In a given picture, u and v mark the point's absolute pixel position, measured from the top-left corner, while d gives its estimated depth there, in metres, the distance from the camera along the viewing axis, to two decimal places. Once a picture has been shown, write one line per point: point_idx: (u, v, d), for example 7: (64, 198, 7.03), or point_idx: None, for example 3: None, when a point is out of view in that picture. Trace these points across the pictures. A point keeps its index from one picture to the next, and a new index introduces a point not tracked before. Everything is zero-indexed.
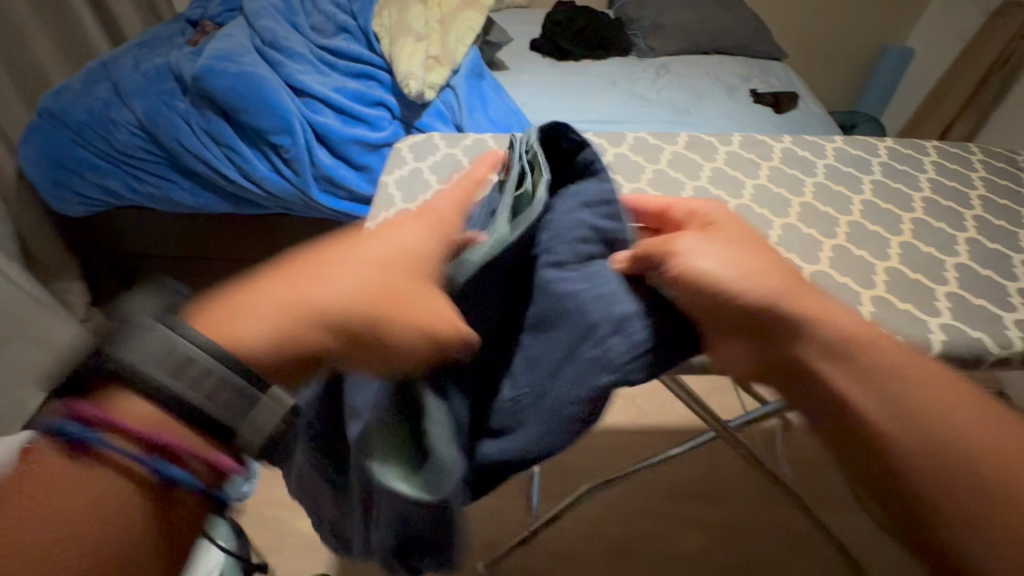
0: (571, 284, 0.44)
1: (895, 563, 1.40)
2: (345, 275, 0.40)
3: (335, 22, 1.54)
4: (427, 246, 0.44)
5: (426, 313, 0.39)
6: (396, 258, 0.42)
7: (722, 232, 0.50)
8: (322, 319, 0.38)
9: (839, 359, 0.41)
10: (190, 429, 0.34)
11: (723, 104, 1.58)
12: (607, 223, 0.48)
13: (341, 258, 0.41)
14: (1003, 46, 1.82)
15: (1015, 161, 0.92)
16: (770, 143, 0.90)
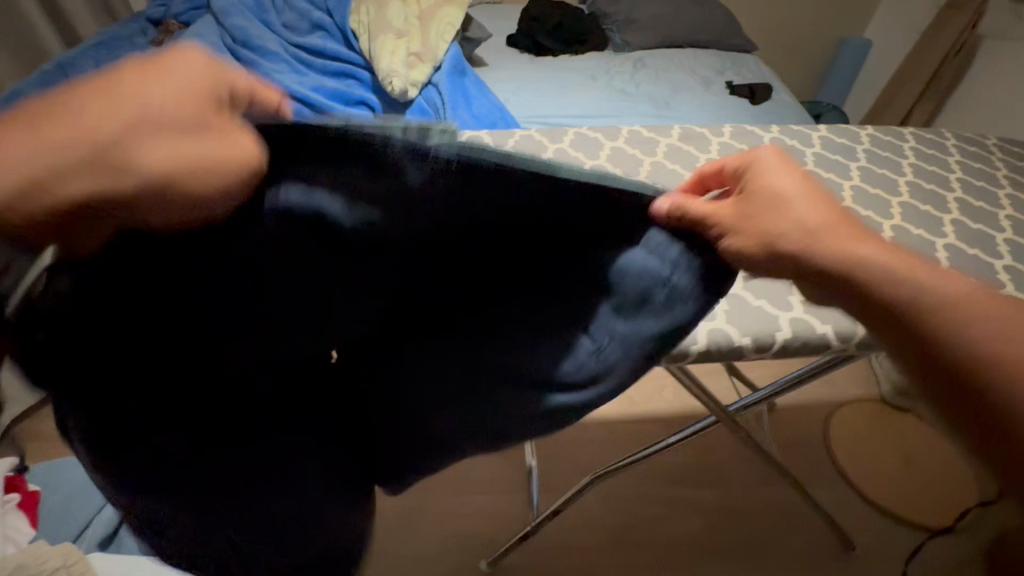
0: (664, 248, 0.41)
1: (877, 532, 1.48)
2: (93, 103, 0.27)
3: (309, 20, 1.49)
4: (202, 62, 0.31)
5: (228, 142, 0.30)
6: (161, 73, 0.29)
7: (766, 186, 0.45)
8: (77, 160, 0.27)
9: (916, 288, 0.41)
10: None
11: (701, 97, 1.61)
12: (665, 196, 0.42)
13: (81, 85, 0.28)
14: (957, 36, 1.92)
15: (985, 145, 0.97)
16: (760, 133, 0.92)
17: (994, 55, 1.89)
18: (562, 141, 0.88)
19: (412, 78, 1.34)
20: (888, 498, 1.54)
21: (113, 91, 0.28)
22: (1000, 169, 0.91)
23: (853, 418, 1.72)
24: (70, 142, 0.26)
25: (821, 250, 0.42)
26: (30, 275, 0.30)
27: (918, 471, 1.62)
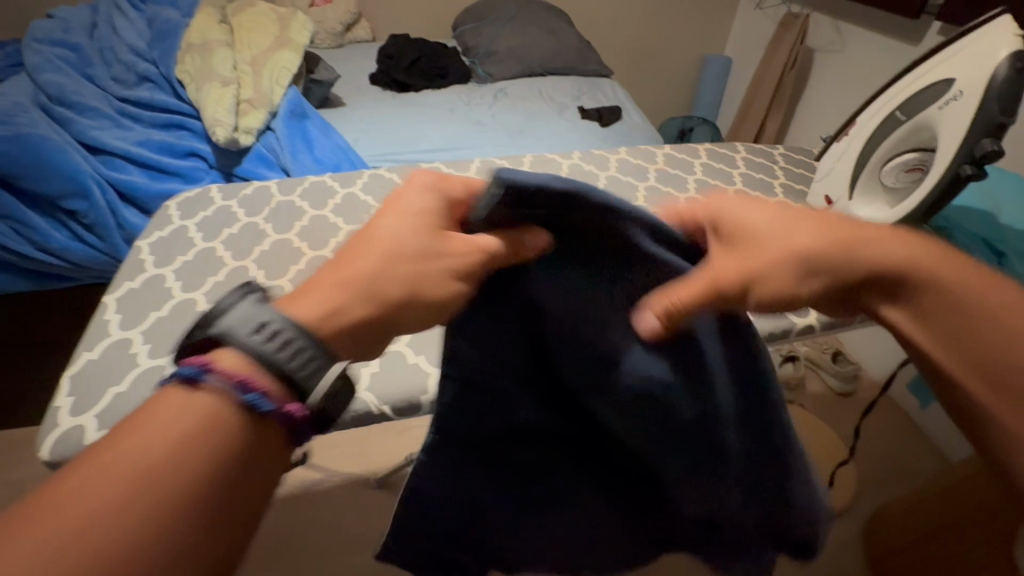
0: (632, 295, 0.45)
1: None
2: (420, 260, 0.41)
3: (136, 72, 1.42)
4: (425, 207, 0.43)
5: (461, 241, 0.42)
6: (407, 239, 0.41)
7: (755, 243, 0.45)
8: (417, 283, 0.40)
9: (898, 301, 0.45)
10: (280, 388, 0.34)
11: (554, 123, 1.66)
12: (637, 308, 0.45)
13: (372, 248, 0.41)
14: (791, 49, 2.09)
15: (772, 155, 1.03)
16: (559, 160, 0.94)
17: (825, 66, 2.06)
18: (353, 185, 0.86)
19: (244, 125, 1.31)
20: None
21: (383, 245, 0.41)
22: (779, 177, 0.96)
23: None
24: (427, 293, 0.40)
25: (842, 268, 0.45)
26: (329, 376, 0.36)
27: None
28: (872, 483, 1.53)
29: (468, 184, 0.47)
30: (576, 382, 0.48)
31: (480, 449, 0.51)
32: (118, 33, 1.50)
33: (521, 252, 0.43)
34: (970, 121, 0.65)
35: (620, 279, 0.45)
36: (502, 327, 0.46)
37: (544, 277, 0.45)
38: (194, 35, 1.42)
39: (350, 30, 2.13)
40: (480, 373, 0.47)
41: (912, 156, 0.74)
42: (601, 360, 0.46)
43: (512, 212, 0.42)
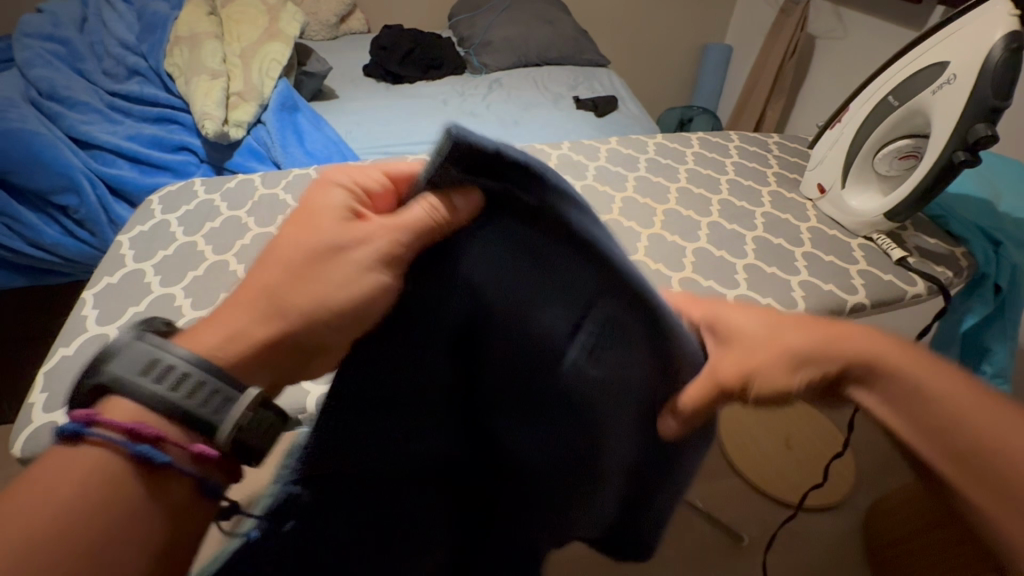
0: (567, 299, 0.40)
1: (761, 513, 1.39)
2: (333, 267, 0.40)
3: (125, 66, 1.41)
4: (332, 205, 0.42)
5: (372, 231, 0.40)
6: (315, 243, 0.40)
7: (745, 335, 0.44)
8: (328, 293, 0.39)
9: (879, 395, 0.43)
10: (178, 430, 0.37)
11: (549, 113, 1.64)
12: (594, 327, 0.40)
13: (281, 256, 0.41)
14: (791, 36, 2.05)
15: (766, 143, 1.01)
16: (547, 151, 0.92)
17: (826, 53, 2.03)
18: None
19: (233, 118, 1.29)
20: (771, 482, 1.43)
21: (292, 253, 0.41)
22: (772, 165, 0.94)
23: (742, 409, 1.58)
24: (335, 300, 0.39)
25: (829, 360, 0.43)
26: (229, 412, 0.37)
27: (799, 452, 1.50)
28: (874, 475, 1.51)
29: (387, 174, 0.45)
30: (494, 372, 0.43)
31: (379, 462, 0.45)
32: (107, 26, 1.48)
33: (448, 223, 0.37)
34: (963, 106, 0.63)
35: (569, 268, 0.38)
36: (420, 324, 0.40)
37: (478, 259, 0.39)
38: (183, 27, 1.41)
39: (345, 21, 2.10)
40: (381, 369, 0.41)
41: (906, 143, 0.72)
42: (532, 357, 0.42)
43: (461, 185, 0.37)
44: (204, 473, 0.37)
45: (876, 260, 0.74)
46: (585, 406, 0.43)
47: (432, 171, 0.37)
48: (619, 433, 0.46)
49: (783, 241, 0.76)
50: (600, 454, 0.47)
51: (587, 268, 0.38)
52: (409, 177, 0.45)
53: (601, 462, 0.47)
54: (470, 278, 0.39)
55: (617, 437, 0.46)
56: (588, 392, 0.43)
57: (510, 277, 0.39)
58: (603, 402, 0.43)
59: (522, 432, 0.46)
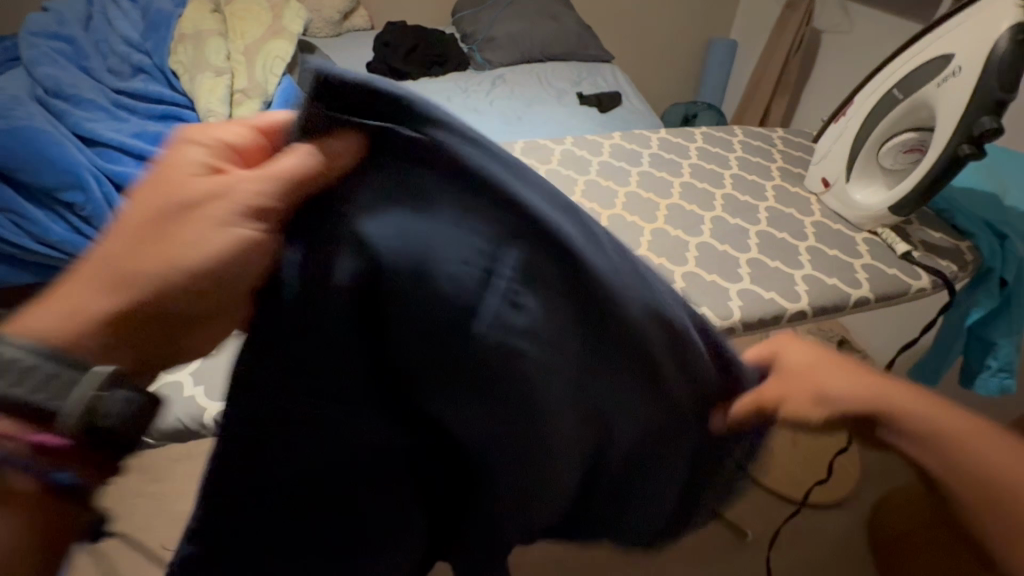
0: (473, 241, 0.37)
1: (765, 508, 1.39)
2: (199, 231, 0.37)
3: (130, 64, 1.43)
4: (187, 163, 0.38)
5: (240, 191, 0.37)
6: (168, 208, 0.37)
7: (789, 375, 0.47)
8: (190, 260, 0.36)
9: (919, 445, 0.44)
10: (21, 424, 0.33)
11: (553, 109, 1.64)
12: (511, 272, 0.37)
13: (137, 223, 0.37)
14: (797, 31, 2.04)
15: (769, 138, 1.00)
16: (550, 146, 0.92)
17: (832, 47, 2.01)
18: None
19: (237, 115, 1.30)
20: (775, 477, 1.43)
21: (144, 220, 0.37)
22: (776, 160, 0.94)
23: None
24: (199, 265, 0.36)
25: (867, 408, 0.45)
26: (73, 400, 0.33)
27: (805, 448, 1.49)
28: (880, 471, 1.51)
29: (250, 126, 0.41)
30: (410, 355, 0.38)
31: (302, 455, 0.40)
32: (111, 24, 1.49)
33: (329, 171, 0.36)
34: (967, 99, 0.63)
35: (470, 213, 0.37)
36: (318, 294, 0.36)
37: (364, 210, 0.36)
38: (187, 25, 1.42)
39: (348, 18, 2.10)
40: (296, 357, 0.38)
41: (910, 136, 0.72)
42: (447, 325, 0.37)
43: (332, 128, 0.37)
44: (59, 470, 0.33)
45: (880, 254, 0.74)
46: (520, 380, 0.38)
47: (301, 118, 0.37)
48: (568, 405, 0.41)
49: (787, 234, 0.76)
50: (555, 438, 0.41)
51: (485, 206, 0.38)
52: (280, 127, 0.41)
53: (555, 450, 0.41)
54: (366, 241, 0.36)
55: (565, 411, 0.41)
56: (521, 360, 0.38)
57: (408, 230, 0.36)
58: (539, 370, 0.38)
59: (464, 428, 0.40)
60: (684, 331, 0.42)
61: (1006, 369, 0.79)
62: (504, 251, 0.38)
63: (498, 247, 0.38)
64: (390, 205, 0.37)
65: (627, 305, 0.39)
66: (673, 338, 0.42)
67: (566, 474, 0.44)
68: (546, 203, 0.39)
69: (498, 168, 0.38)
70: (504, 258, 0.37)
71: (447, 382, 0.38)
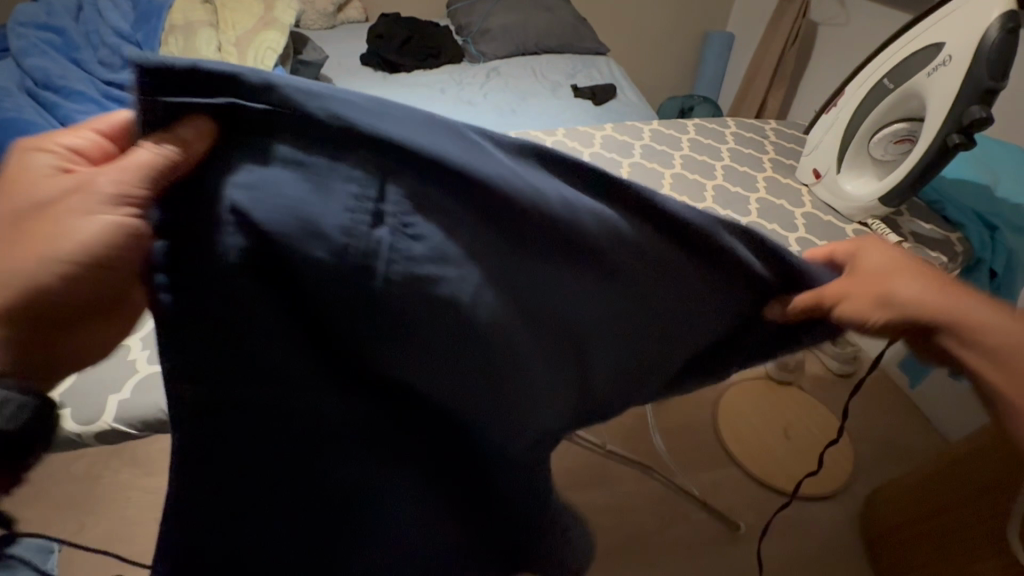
0: (350, 190, 0.35)
1: (760, 500, 1.39)
2: (64, 224, 0.39)
3: (120, 55, 1.41)
4: (43, 168, 0.42)
5: (98, 186, 0.39)
6: (34, 208, 0.40)
7: (872, 275, 0.47)
8: (58, 253, 0.39)
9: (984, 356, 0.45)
10: None
11: (548, 101, 1.63)
12: (404, 208, 0.36)
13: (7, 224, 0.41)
14: (793, 23, 2.03)
15: (762, 130, 1.00)
16: (542, 137, 0.91)
17: (829, 39, 2.01)
18: None
19: None
20: (769, 470, 1.43)
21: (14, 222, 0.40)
22: (769, 151, 0.94)
23: (741, 399, 1.58)
24: (64, 258, 0.39)
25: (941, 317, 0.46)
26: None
27: (799, 441, 1.50)
28: (875, 462, 1.51)
29: (100, 133, 0.45)
30: (332, 323, 0.37)
31: (275, 439, 0.41)
32: (101, 15, 1.48)
33: (182, 163, 0.35)
34: (957, 88, 0.63)
35: (337, 168, 0.35)
36: (215, 286, 0.35)
37: (239, 186, 0.34)
38: (177, 16, 1.41)
39: (342, 10, 2.08)
40: (227, 355, 0.37)
41: (901, 127, 0.72)
42: (356, 282, 0.36)
43: (176, 118, 0.35)
44: None
45: None
46: (445, 309, 0.38)
47: (143, 118, 0.36)
48: (521, 332, 0.41)
49: (777, 226, 0.76)
50: (512, 371, 0.42)
51: (351, 154, 0.36)
52: (124, 129, 0.46)
53: (512, 382, 0.43)
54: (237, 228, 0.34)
55: (512, 346, 0.41)
56: (440, 288, 0.37)
57: (281, 195, 0.34)
58: (463, 298, 0.38)
59: (423, 374, 0.40)
60: (600, 233, 0.40)
61: None
62: (384, 191, 0.36)
63: (381, 188, 0.36)
64: (259, 179, 0.34)
65: (524, 210, 0.38)
66: (582, 240, 0.40)
67: (538, 400, 0.45)
68: (414, 129, 0.36)
69: (349, 111, 0.35)
70: (393, 197, 0.36)
71: (375, 338, 0.38)
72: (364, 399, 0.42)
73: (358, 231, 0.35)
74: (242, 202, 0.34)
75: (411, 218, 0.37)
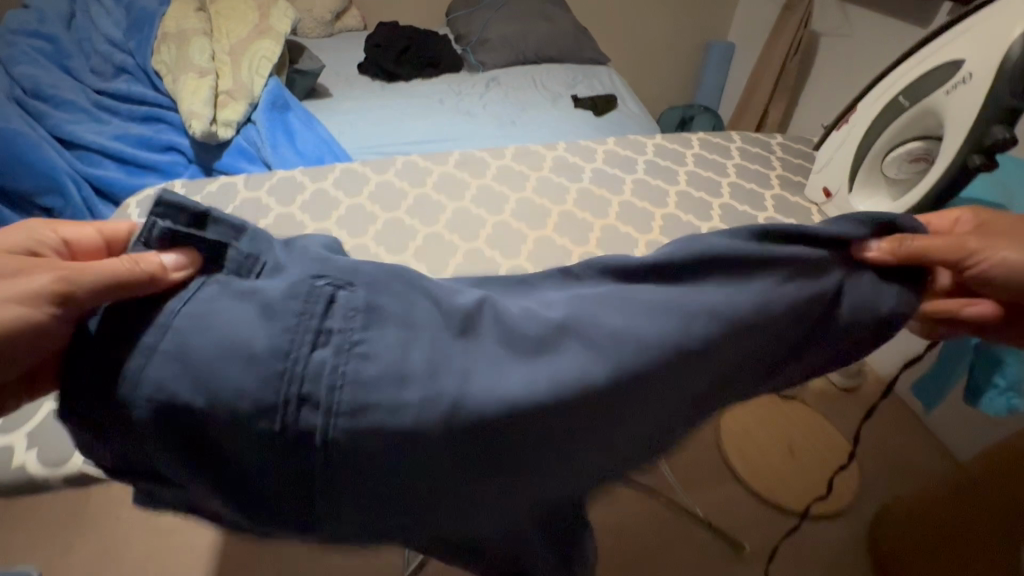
0: (296, 309, 0.35)
1: (767, 522, 1.35)
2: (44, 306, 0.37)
3: (112, 63, 1.38)
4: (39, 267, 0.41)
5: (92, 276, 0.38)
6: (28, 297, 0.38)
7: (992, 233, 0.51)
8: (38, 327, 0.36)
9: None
10: None
11: (548, 112, 1.61)
12: (347, 324, 0.35)
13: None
14: (795, 33, 2.01)
15: (769, 145, 0.97)
16: (543, 152, 0.89)
17: (830, 50, 1.99)
18: (323, 180, 0.81)
19: (222, 117, 1.26)
20: (776, 490, 1.39)
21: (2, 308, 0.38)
22: (776, 167, 0.91)
23: (745, 414, 1.56)
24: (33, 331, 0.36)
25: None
26: None
27: (805, 458, 1.47)
28: (885, 483, 1.47)
29: (103, 235, 0.47)
30: (281, 463, 0.34)
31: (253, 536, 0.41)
32: (95, 23, 1.45)
33: (164, 280, 0.38)
34: (978, 108, 0.60)
35: (284, 299, 0.36)
36: (145, 421, 0.33)
37: (186, 315, 0.35)
38: (170, 24, 1.38)
39: (341, 18, 2.06)
40: (179, 484, 0.36)
41: (916, 146, 0.69)
42: (286, 406, 0.33)
43: (171, 243, 0.41)
44: None
45: None
46: (394, 440, 0.33)
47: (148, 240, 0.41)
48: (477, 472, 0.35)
49: None
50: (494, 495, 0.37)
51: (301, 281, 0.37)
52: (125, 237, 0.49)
53: (480, 509, 0.38)
54: (165, 362, 0.33)
55: (489, 482, 0.36)
56: (388, 413, 0.32)
57: (219, 321, 0.34)
58: (405, 417, 0.32)
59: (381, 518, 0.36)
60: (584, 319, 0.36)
61: (1014, 388, 0.78)
62: (328, 314, 0.35)
63: (325, 310, 0.35)
64: (204, 308, 0.35)
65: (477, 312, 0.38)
66: (548, 339, 0.36)
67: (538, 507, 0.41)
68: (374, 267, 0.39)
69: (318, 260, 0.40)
70: (340, 314, 0.35)
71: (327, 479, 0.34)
72: (324, 542, 0.38)
73: (290, 353, 0.34)
74: (180, 326, 0.34)
75: (355, 338, 0.34)
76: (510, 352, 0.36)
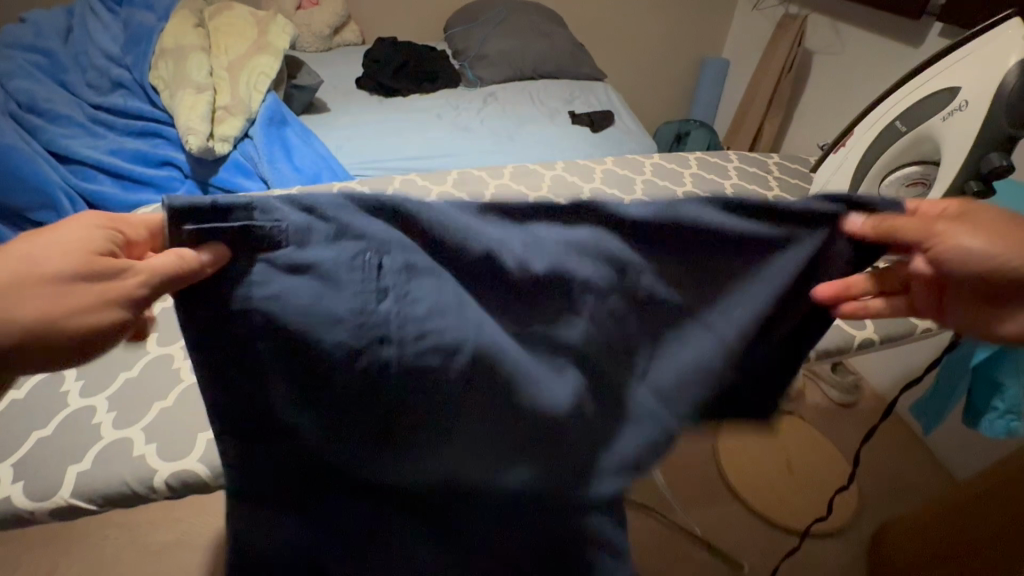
0: (353, 275, 0.41)
1: (767, 541, 1.34)
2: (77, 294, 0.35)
3: (109, 78, 1.38)
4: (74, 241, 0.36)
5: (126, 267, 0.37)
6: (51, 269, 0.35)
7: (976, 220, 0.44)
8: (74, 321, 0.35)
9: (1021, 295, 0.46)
10: None
11: (545, 128, 1.61)
12: (402, 281, 0.41)
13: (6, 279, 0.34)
14: (789, 52, 2.04)
15: (766, 165, 0.98)
16: (542, 172, 0.89)
17: (824, 68, 2.01)
18: None
19: (219, 133, 1.26)
20: (776, 508, 1.38)
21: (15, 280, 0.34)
22: (772, 188, 0.91)
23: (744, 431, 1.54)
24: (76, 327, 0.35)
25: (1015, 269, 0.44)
26: None
27: (802, 474, 1.46)
28: (883, 500, 1.46)
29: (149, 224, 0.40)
30: (374, 401, 0.44)
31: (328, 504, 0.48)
32: (92, 37, 1.45)
33: (195, 276, 0.38)
34: (974, 135, 0.60)
35: (337, 267, 0.41)
36: (253, 377, 0.42)
37: (266, 300, 0.40)
38: (168, 39, 1.38)
39: (339, 33, 2.07)
40: (274, 441, 0.44)
41: (913, 170, 0.69)
42: (375, 360, 0.42)
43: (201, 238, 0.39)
44: None
45: None
46: (457, 355, 0.43)
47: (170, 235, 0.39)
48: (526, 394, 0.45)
49: None
50: (536, 422, 0.47)
51: (342, 246, 0.41)
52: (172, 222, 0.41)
53: (521, 435, 0.47)
54: (264, 340, 0.41)
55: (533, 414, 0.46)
56: (447, 341, 0.42)
57: (298, 296, 0.40)
58: (471, 345, 0.42)
59: (448, 436, 0.47)
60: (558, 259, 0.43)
61: (1013, 411, 0.78)
62: (379, 274, 0.41)
63: (377, 271, 0.41)
64: (273, 291, 0.40)
65: (490, 256, 0.42)
66: (564, 286, 0.44)
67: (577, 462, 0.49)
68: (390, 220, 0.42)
69: (332, 213, 0.41)
70: (394, 272, 0.41)
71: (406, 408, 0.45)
72: (391, 474, 0.47)
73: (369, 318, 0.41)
74: (265, 309, 0.40)
75: (406, 296, 0.42)
76: (540, 295, 0.44)
